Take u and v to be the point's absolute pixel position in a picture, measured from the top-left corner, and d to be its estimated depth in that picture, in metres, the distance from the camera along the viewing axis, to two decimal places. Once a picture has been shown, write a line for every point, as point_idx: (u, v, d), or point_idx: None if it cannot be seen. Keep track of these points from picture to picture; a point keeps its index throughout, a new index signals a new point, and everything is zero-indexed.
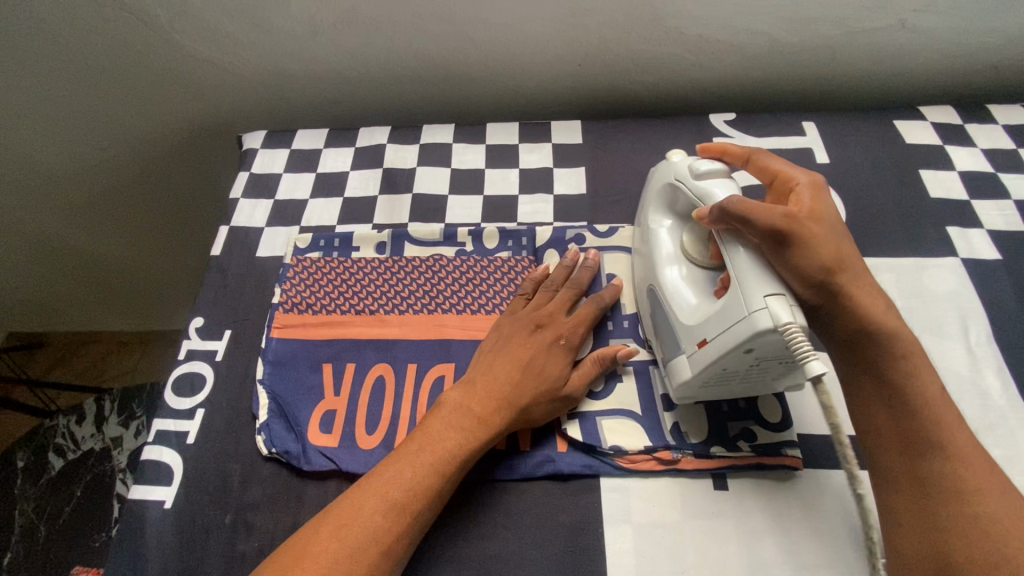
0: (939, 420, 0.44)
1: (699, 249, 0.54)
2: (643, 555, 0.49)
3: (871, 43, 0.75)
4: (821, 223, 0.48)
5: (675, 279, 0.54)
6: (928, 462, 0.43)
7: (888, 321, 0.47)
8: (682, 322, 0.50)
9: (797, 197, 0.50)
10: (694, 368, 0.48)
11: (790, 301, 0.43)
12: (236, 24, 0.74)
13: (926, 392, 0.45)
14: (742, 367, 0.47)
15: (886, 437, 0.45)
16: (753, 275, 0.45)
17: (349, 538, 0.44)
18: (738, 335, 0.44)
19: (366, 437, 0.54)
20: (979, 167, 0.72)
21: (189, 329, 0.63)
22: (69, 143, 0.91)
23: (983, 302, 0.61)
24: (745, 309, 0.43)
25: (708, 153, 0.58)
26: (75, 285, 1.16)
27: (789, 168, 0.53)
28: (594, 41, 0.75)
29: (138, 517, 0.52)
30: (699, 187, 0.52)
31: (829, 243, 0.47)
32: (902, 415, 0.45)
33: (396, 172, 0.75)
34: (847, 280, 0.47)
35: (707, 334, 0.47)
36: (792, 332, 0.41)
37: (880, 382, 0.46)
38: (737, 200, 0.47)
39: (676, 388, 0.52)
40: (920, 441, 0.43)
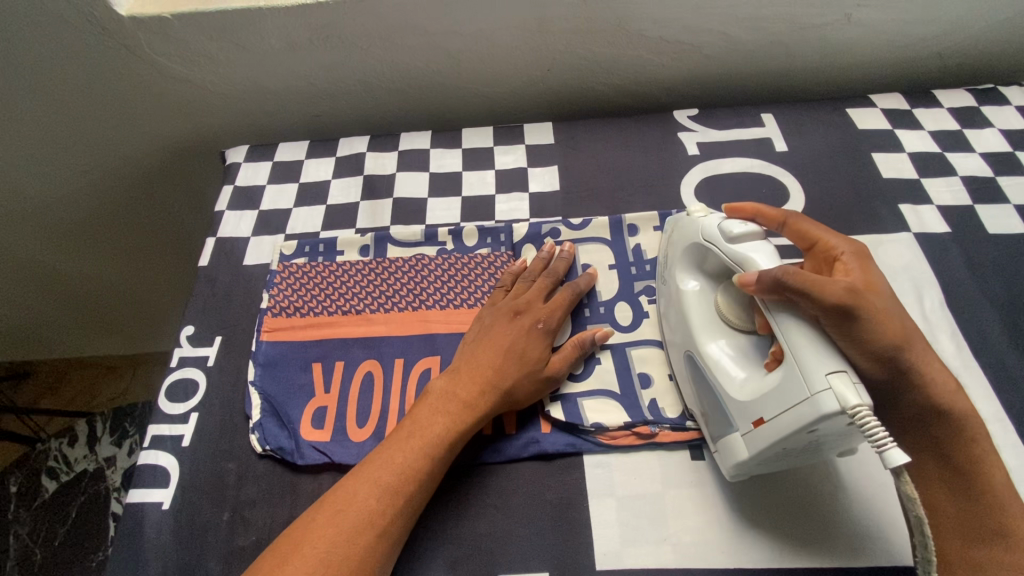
0: (1005, 510, 0.44)
1: (740, 316, 0.52)
2: (626, 524, 0.51)
3: (821, 37, 0.80)
4: (879, 294, 0.47)
5: (719, 350, 0.52)
6: (987, 550, 0.44)
7: (954, 402, 0.47)
8: (733, 399, 0.49)
9: (844, 266, 0.49)
10: (752, 449, 0.46)
11: (852, 379, 0.42)
12: (215, 44, 0.77)
13: (995, 481, 0.45)
14: (801, 445, 0.45)
15: (944, 519, 0.46)
16: (811, 351, 0.43)
17: (344, 523, 0.46)
18: (802, 419, 0.42)
19: (358, 430, 0.56)
20: (927, 148, 0.76)
21: (180, 337, 0.65)
22: (53, 169, 0.92)
23: (935, 273, 0.65)
24: (807, 390, 0.42)
25: (737, 214, 0.57)
26: (61, 311, 1.16)
27: (828, 235, 0.52)
28: (560, 46, 0.79)
29: (137, 519, 0.53)
30: (736, 253, 0.51)
31: (892, 317, 0.46)
32: (965, 501, 0.45)
33: (376, 178, 0.78)
34: (914, 356, 0.46)
35: (764, 414, 0.45)
36: (863, 415, 0.40)
37: (945, 465, 0.46)
38: (791, 271, 0.45)
39: (729, 468, 0.49)
40: (982, 529, 0.44)
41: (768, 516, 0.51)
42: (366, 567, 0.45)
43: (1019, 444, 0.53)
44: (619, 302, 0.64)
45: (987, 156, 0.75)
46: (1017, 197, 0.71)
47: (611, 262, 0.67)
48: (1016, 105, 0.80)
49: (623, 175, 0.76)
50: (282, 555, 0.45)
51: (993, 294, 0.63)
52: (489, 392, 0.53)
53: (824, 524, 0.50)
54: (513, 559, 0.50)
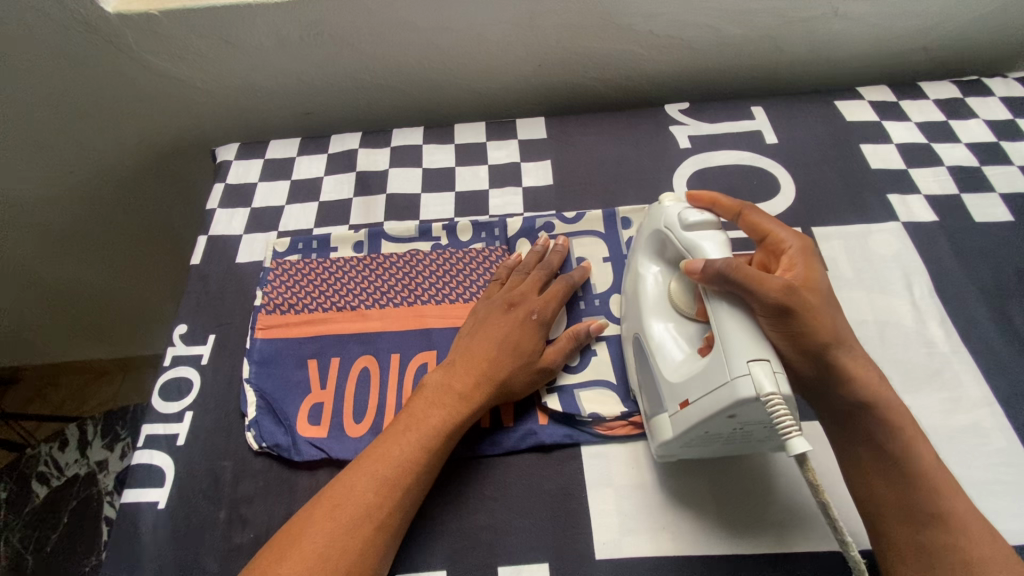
0: (939, 492, 0.45)
1: (687, 302, 0.52)
2: (625, 513, 0.52)
3: (809, 31, 0.80)
4: (818, 291, 0.49)
5: (663, 330, 0.53)
6: (929, 533, 0.44)
7: (881, 394, 0.48)
8: (665, 378, 0.50)
9: (790, 262, 0.51)
10: (676, 430, 0.48)
11: (773, 368, 0.43)
12: (203, 42, 0.76)
13: (925, 462, 0.47)
14: (725, 431, 0.46)
15: (886, 508, 0.46)
16: (738, 336, 0.45)
17: (342, 517, 0.46)
18: (720, 401, 0.43)
19: (354, 425, 0.56)
20: (914, 139, 0.77)
21: (173, 336, 0.65)
22: (39, 171, 0.91)
23: (923, 261, 0.66)
24: (728, 374, 0.43)
25: (697, 203, 0.58)
26: (48, 315, 1.14)
27: (779, 228, 0.54)
28: (551, 41, 0.79)
29: (132, 519, 0.53)
30: (689, 240, 0.53)
31: (825, 315, 0.48)
32: (902, 488, 0.46)
33: (370, 175, 0.78)
34: (842, 353, 0.48)
35: (690, 396, 0.46)
36: (775, 405, 0.41)
37: (877, 452, 0.47)
38: (734, 264, 0.47)
39: (658, 448, 0.51)
40: (921, 513, 0.45)
41: (719, 509, 0.51)
42: (367, 559, 0.45)
43: (1007, 426, 0.54)
44: (613, 294, 0.64)
45: (972, 146, 0.76)
46: (1002, 186, 0.72)
47: (605, 254, 0.67)
48: (999, 96, 0.81)
49: (615, 169, 0.77)
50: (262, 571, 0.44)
51: (980, 282, 0.64)
52: (471, 387, 0.53)
53: (761, 506, 0.51)
54: (513, 550, 0.50)
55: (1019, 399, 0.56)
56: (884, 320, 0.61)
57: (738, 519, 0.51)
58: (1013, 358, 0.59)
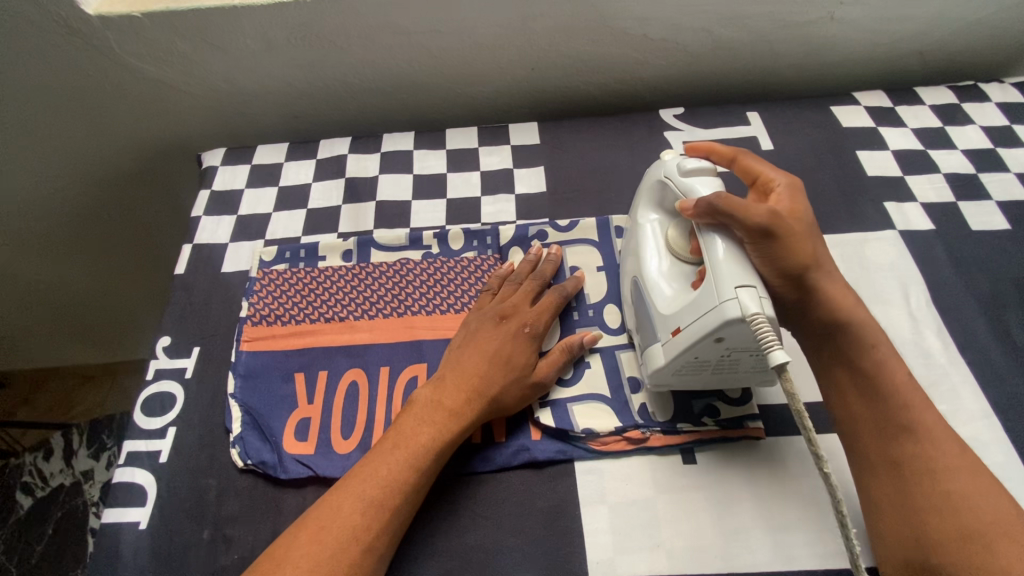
0: (909, 405, 0.48)
1: (685, 246, 0.53)
2: (619, 532, 0.51)
3: (805, 35, 0.80)
4: (802, 221, 0.52)
5: (656, 270, 0.54)
6: (898, 444, 0.47)
7: (857, 315, 0.52)
8: (658, 312, 0.51)
9: (777, 198, 0.54)
10: (667, 356, 0.49)
11: (760, 293, 0.44)
12: (188, 44, 0.74)
13: (895, 377, 0.50)
14: (713, 357, 0.48)
15: (860, 421, 0.50)
16: (728, 267, 0.45)
17: (328, 539, 0.45)
18: (709, 323, 0.44)
19: (342, 441, 0.55)
20: (910, 145, 0.77)
21: (156, 348, 0.63)
22: (20, 174, 0.88)
23: (920, 270, 0.65)
24: (717, 298, 0.44)
25: (696, 152, 0.58)
26: (32, 320, 1.11)
27: (770, 169, 0.56)
28: (545, 45, 0.77)
29: (112, 541, 0.51)
30: (685, 184, 0.52)
31: (806, 240, 0.51)
32: (875, 403, 0.49)
33: (359, 181, 0.76)
34: (821, 277, 0.51)
35: (681, 323, 0.48)
36: (758, 322, 0.42)
37: (854, 372, 0.51)
38: (724, 195, 0.47)
39: (649, 376, 0.52)
40: (891, 423, 0.48)
41: (717, 524, 0.51)
42: None
43: (1005, 440, 0.54)
44: (607, 304, 0.63)
45: (969, 153, 0.75)
46: (999, 194, 0.71)
47: (599, 263, 0.66)
48: (995, 102, 0.81)
49: (610, 175, 0.76)
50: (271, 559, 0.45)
51: (978, 291, 0.63)
52: (460, 392, 0.52)
53: (753, 519, 0.51)
54: (505, 570, 0.49)
55: (1017, 411, 0.55)
56: None
57: (742, 541, 0.50)
58: (1011, 370, 0.58)
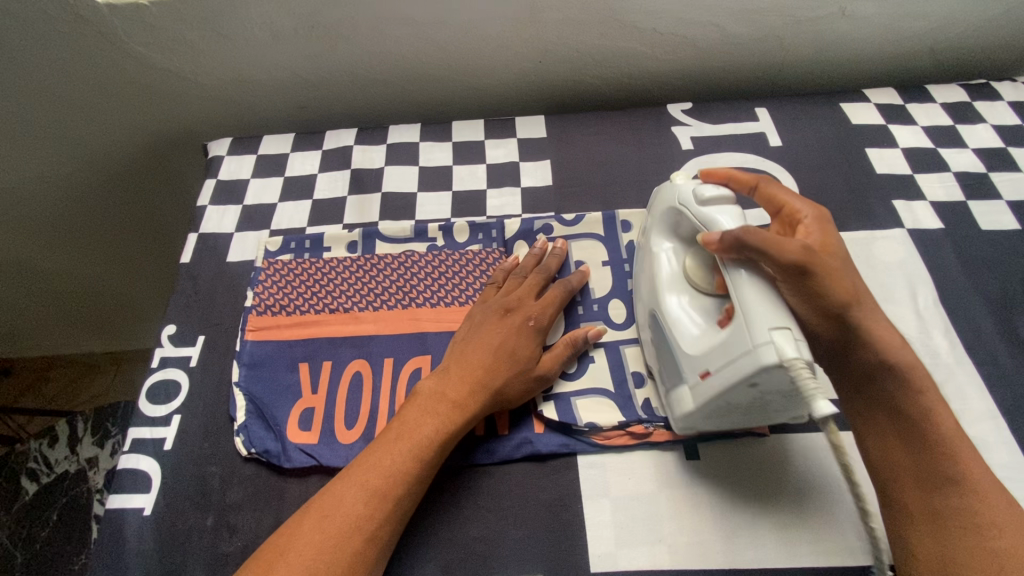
0: (958, 457, 0.44)
1: (705, 278, 0.52)
2: (621, 526, 0.51)
3: (816, 31, 0.79)
4: (835, 256, 0.48)
5: (679, 305, 0.52)
6: (942, 497, 0.44)
7: (907, 359, 0.46)
8: (683, 352, 0.49)
9: (806, 230, 0.50)
10: (697, 401, 0.47)
11: (795, 335, 0.42)
12: (195, 33, 0.74)
13: (944, 428, 0.45)
14: (747, 400, 0.46)
15: (898, 471, 0.46)
16: (758, 305, 0.43)
17: (330, 528, 0.45)
18: (742, 370, 0.43)
19: (346, 431, 0.55)
20: (920, 143, 0.76)
21: (161, 337, 0.63)
22: (27, 162, 0.89)
23: (928, 269, 0.65)
24: (750, 341, 0.43)
25: (712, 178, 0.55)
26: (37, 308, 1.12)
27: (796, 198, 0.52)
28: (552, 38, 0.77)
29: (117, 526, 0.52)
30: (705, 215, 0.51)
31: (842, 278, 0.47)
32: (919, 452, 0.45)
33: (364, 173, 0.76)
34: (863, 315, 0.47)
35: (710, 366, 0.46)
36: (798, 368, 0.40)
37: (896, 418, 0.46)
38: (751, 229, 0.45)
39: (679, 420, 0.50)
40: (934, 476, 0.44)
41: (721, 520, 0.51)
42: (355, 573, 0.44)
43: (1010, 440, 0.53)
44: (612, 299, 0.63)
45: (979, 152, 0.75)
46: (1009, 193, 0.71)
47: (604, 258, 0.66)
48: (1008, 100, 0.80)
49: (616, 169, 0.75)
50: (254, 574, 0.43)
51: (986, 291, 0.63)
52: (468, 395, 0.52)
53: (756, 517, 0.51)
54: (506, 562, 0.49)
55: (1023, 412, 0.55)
56: None
57: (744, 537, 0.50)
58: (1017, 370, 0.57)
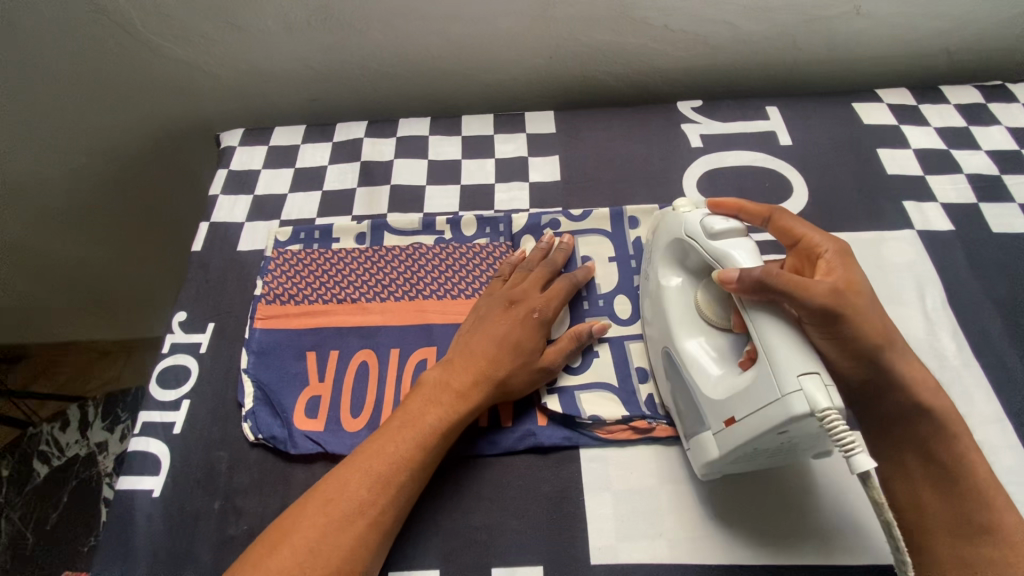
0: (990, 504, 0.46)
1: (716, 311, 0.52)
2: (623, 519, 0.51)
3: (829, 29, 0.78)
4: (862, 294, 0.48)
5: (696, 347, 0.52)
6: (975, 544, 0.45)
7: (936, 401, 0.48)
8: (705, 396, 0.49)
9: (828, 265, 0.50)
10: (722, 448, 0.47)
11: (824, 380, 0.42)
12: (210, 24, 0.75)
13: (977, 473, 0.47)
14: (773, 445, 0.46)
15: (930, 517, 0.47)
16: (785, 351, 0.43)
17: (334, 512, 0.46)
18: (772, 419, 0.42)
19: (352, 420, 0.56)
20: (932, 144, 0.75)
21: (172, 323, 0.64)
22: (43, 149, 0.90)
23: (937, 271, 0.64)
24: (779, 391, 0.42)
25: (724, 210, 0.57)
26: (50, 295, 1.14)
27: (813, 232, 0.53)
28: (564, 33, 0.77)
29: (127, 507, 0.53)
30: (716, 249, 0.51)
31: (872, 318, 0.47)
32: (950, 498, 0.46)
33: (374, 165, 0.76)
34: (894, 357, 0.48)
35: (736, 414, 0.45)
36: (831, 417, 0.40)
37: (929, 462, 0.48)
38: (771, 271, 0.46)
39: (701, 466, 0.50)
40: (969, 524, 0.45)
41: (722, 518, 0.51)
42: (358, 555, 0.45)
43: (1017, 444, 0.53)
44: (618, 295, 0.63)
45: (993, 154, 0.74)
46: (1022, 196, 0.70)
47: (611, 254, 0.66)
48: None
49: (625, 166, 0.75)
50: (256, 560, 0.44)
51: (996, 294, 0.63)
52: (478, 393, 0.52)
53: (757, 516, 0.50)
54: (508, 551, 0.50)
55: None
56: None
57: (744, 535, 0.50)
58: None
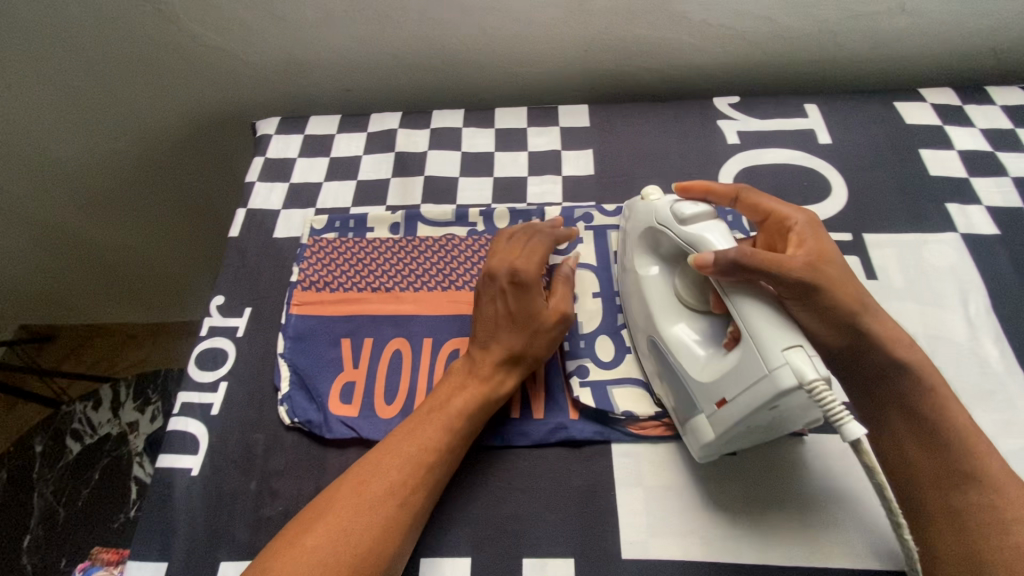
0: (975, 453, 0.45)
1: (694, 295, 0.53)
2: (655, 515, 0.51)
3: (872, 26, 0.77)
4: (831, 261, 0.49)
5: (682, 332, 0.52)
6: (962, 494, 0.44)
7: (913, 358, 0.48)
8: (694, 380, 0.49)
9: (799, 237, 0.51)
10: (716, 429, 0.47)
11: (809, 352, 0.42)
12: (250, 12, 0.76)
13: (958, 423, 0.47)
14: (766, 420, 0.46)
15: (918, 472, 0.46)
16: (768, 328, 0.44)
17: (367, 492, 0.46)
18: (762, 395, 0.43)
19: (385, 407, 0.56)
20: (977, 146, 0.74)
21: (210, 307, 0.65)
22: (83, 133, 0.92)
23: (981, 275, 0.63)
24: (765, 366, 0.43)
25: (691, 194, 0.57)
26: (84, 277, 1.17)
27: (780, 206, 0.53)
28: (601, 27, 0.77)
29: (166, 484, 0.54)
30: (690, 234, 0.51)
31: (842, 284, 0.48)
32: (934, 451, 0.46)
33: (408, 156, 0.77)
34: (867, 318, 0.48)
35: (726, 394, 0.46)
36: (820, 388, 0.40)
37: (912, 419, 0.47)
38: (746, 252, 0.45)
39: (697, 450, 0.49)
40: (955, 475, 0.45)
41: (754, 516, 0.50)
42: (390, 534, 0.45)
43: None
44: None
45: None
46: None
47: None
48: None
49: (659, 161, 0.75)
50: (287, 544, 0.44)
51: None
52: (498, 372, 0.53)
53: (789, 516, 0.50)
54: (539, 542, 0.50)
55: None
56: (934, 335, 0.59)
57: (776, 534, 0.49)
58: None
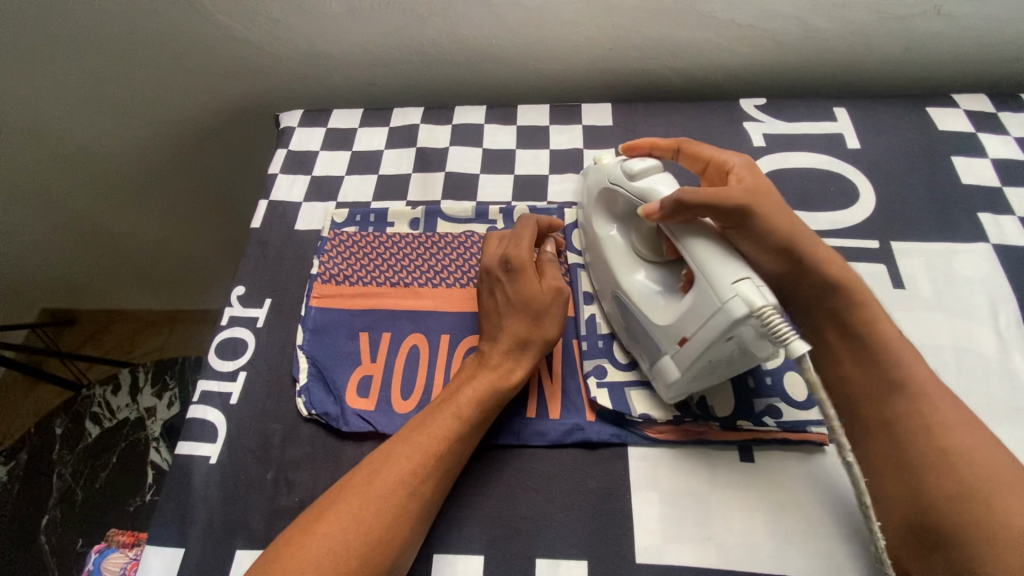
0: (902, 361, 0.48)
1: (650, 246, 0.56)
2: (670, 520, 0.50)
3: (906, 29, 0.75)
4: (766, 193, 0.53)
5: (641, 281, 0.55)
6: (892, 403, 0.47)
7: (845, 276, 0.52)
8: (655, 324, 0.51)
9: (736, 177, 0.55)
10: (680, 367, 0.49)
11: (757, 282, 0.43)
12: (276, 6, 0.76)
13: (887, 335, 0.49)
14: (728, 355, 0.47)
15: (855, 388, 0.49)
16: (715, 265, 0.45)
17: (379, 482, 0.46)
18: (718, 328, 0.44)
19: (402, 402, 0.56)
20: (1012, 154, 0.72)
21: (231, 297, 0.66)
22: (109, 121, 0.94)
23: (1013, 287, 0.61)
24: (718, 300, 0.44)
25: (636, 151, 0.62)
26: (106, 264, 1.19)
27: (718, 151, 0.58)
28: (628, 25, 0.76)
29: (185, 471, 0.55)
30: (639, 188, 0.54)
31: (779, 212, 0.52)
32: (869, 366, 0.49)
33: (429, 151, 0.77)
34: (803, 243, 0.52)
35: (685, 332, 0.47)
36: (769, 313, 0.41)
37: (848, 336, 0.51)
38: (686, 192, 0.48)
39: (664, 389, 0.51)
40: (887, 388, 0.47)
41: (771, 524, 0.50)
42: (399, 525, 0.45)
43: None
44: None
45: None
46: None
47: None
48: None
49: None
50: (298, 533, 0.44)
51: None
52: (508, 360, 0.53)
53: (807, 525, 0.49)
54: (551, 543, 0.50)
55: None
56: (962, 347, 0.57)
57: (793, 544, 0.48)
58: None
